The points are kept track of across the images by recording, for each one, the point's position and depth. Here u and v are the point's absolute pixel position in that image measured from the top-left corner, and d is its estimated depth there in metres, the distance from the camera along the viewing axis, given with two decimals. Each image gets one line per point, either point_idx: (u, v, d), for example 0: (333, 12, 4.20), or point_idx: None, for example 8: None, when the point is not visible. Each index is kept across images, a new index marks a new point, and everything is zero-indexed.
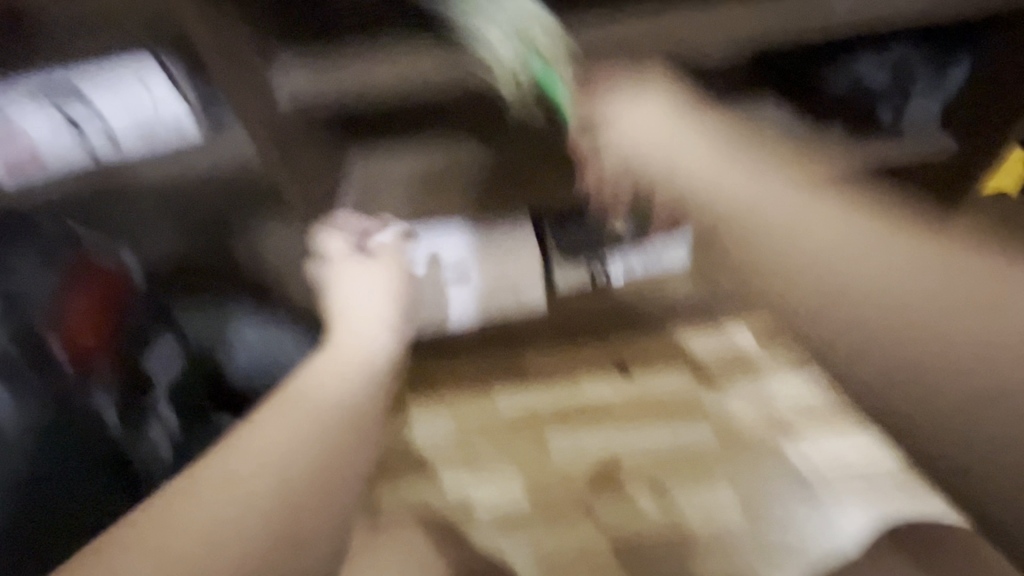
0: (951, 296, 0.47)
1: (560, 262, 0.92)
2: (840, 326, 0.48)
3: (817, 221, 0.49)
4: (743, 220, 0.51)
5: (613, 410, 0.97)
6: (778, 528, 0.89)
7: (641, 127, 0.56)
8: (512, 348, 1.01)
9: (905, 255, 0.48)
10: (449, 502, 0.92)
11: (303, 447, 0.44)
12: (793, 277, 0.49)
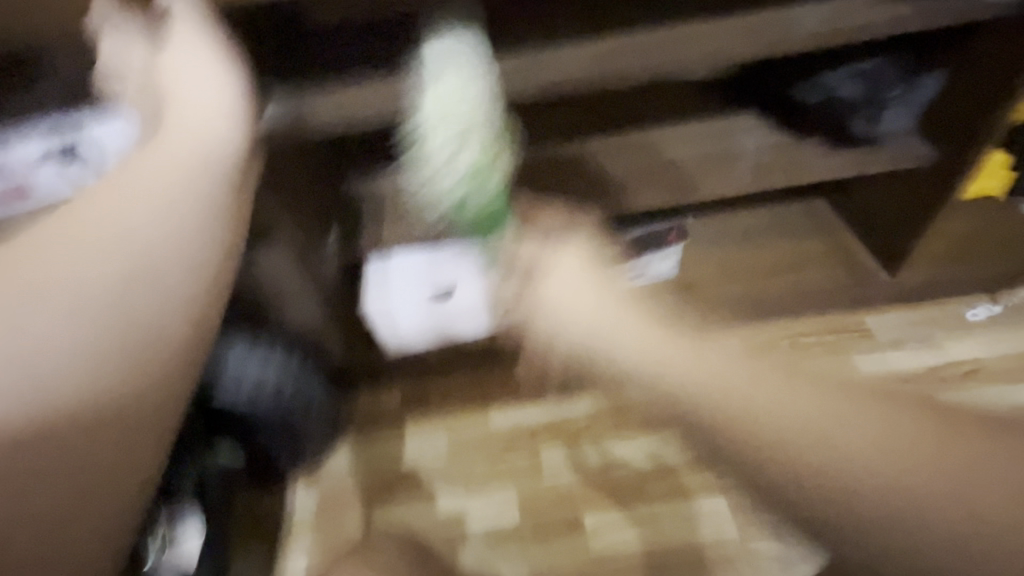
0: (914, 454, 0.40)
1: None
2: (840, 503, 0.39)
3: (761, 386, 0.44)
4: (672, 379, 0.46)
5: (606, 424, 0.98)
6: (771, 540, 0.88)
7: (558, 287, 0.53)
8: (506, 364, 1.03)
9: (846, 399, 0.43)
10: (443, 523, 0.92)
11: (114, 248, 0.48)
12: (764, 464, 0.42)
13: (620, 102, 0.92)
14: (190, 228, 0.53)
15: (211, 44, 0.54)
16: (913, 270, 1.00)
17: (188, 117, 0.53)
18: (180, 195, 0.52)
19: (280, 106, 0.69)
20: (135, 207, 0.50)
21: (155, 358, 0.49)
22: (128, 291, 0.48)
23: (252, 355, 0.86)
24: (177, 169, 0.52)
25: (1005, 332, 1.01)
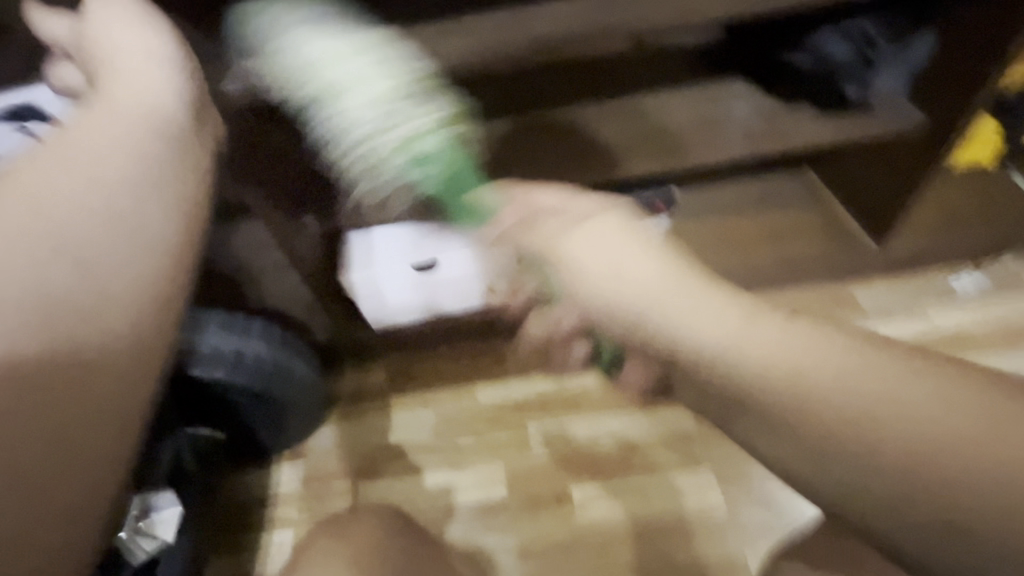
0: (1020, 426, 0.29)
1: None
2: (903, 491, 0.30)
3: (819, 358, 0.33)
4: (742, 355, 0.34)
5: (594, 397, 0.97)
6: (756, 511, 0.88)
7: (587, 245, 0.39)
8: (494, 339, 1.03)
9: (907, 371, 0.32)
10: (430, 497, 0.92)
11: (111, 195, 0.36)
12: (838, 441, 0.32)
13: (610, 68, 0.90)
14: (151, 159, 0.38)
15: (137, 1, 0.43)
16: (902, 240, 1.00)
17: (119, 94, 0.39)
18: (139, 128, 0.38)
19: (239, 75, 0.63)
20: (92, 132, 0.37)
21: (110, 328, 0.34)
22: (126, 208, 0.36)
23: (221, 328, 0.81)
24: (129, 121, 0.38)
25: (992, 301, 1.01)
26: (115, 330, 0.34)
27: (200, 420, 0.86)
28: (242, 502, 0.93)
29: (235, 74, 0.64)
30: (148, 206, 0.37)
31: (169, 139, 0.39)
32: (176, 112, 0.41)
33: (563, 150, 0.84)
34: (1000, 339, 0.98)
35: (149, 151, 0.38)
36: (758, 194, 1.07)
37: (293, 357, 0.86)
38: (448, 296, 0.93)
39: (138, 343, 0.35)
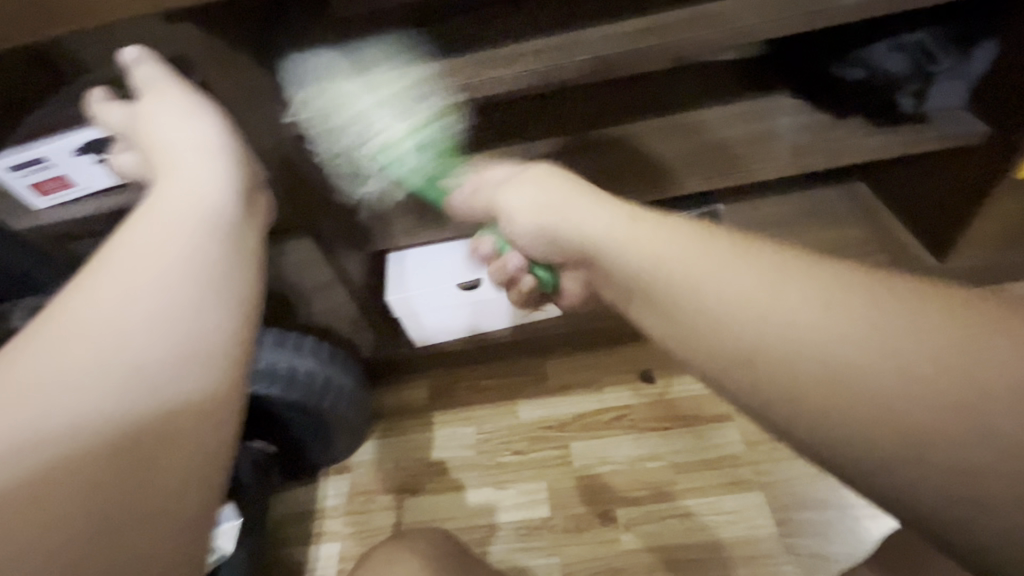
0: (944, 342, 0.35)
1: None
2: (885, 422, 0.34)
3: (797, 302, 0.38)
4: (716, 295, 0.41)
5: (637, 417, 0.96)
6: (815, 540, 0.82)
7: (520, 195, 0.56)
8: (534, 357, 1.04)
9: (863, 310, 0.37)
10: (472, 515, 0.91)
11: (166, 280, 0.31)
12: (822, 384, 0.36)
13: (650, 90, 0.90)
14: (208, 257, 0.33)
15: (193, 103, 0.45)
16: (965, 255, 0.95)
17: (169, 196, 0.36)
18: (191, 230, 0.34)
19: (293, 105, 0.68)
20: (140, 245, 0.32)
21: (167, 473, 0.28)
22: (180, 319, 0.31)
23: (277, 345, 0.85)
24: (183, 224, 0.34)
25: None
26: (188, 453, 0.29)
27: (257, 432, 0.90)
28: (292, 513, 0.96)
29: (288, 105, 0.68)
30: (197, 314, 0.31)
31: (228, 235, 0.35)
32: (231, 209, 0.37)
33: (604, 171, 0.84)
34: None
35: (207, 253, 0.33)
36: (805, 209, 1.04)
37: (342, 375, 0.88)
38: (491, 314, 0.94)
39: (203, 467, 0.30)
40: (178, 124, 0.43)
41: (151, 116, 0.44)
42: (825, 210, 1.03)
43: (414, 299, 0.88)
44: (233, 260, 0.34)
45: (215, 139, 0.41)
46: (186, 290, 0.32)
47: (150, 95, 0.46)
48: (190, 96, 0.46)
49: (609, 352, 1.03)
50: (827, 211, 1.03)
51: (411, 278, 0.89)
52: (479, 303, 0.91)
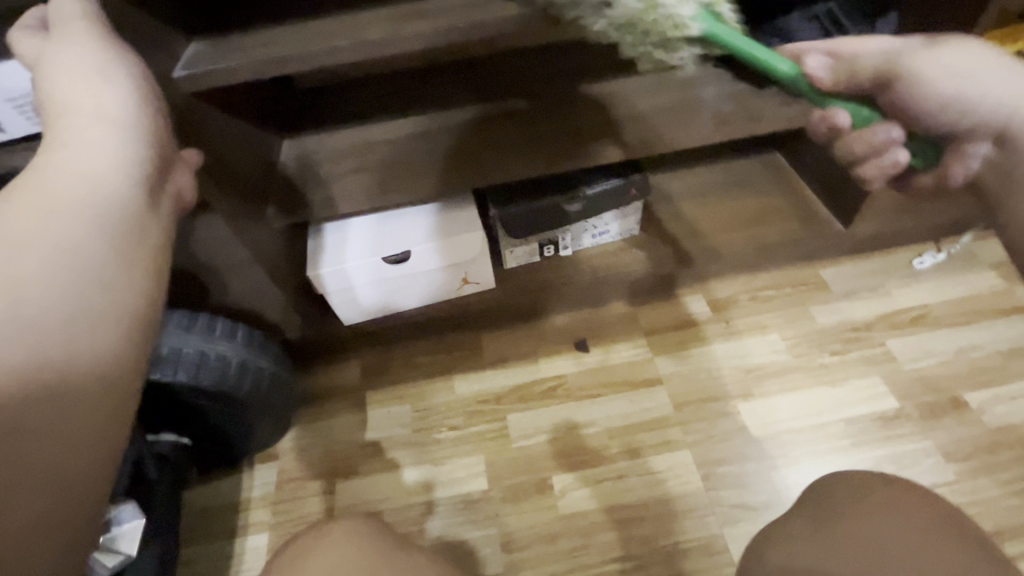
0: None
1: (509, 244, 0.94)
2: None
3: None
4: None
5: (572, 385, 0.97)
6: (735, 491, 0.86)
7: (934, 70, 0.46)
8: (469, 332, 1.03)
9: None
10: (409, 493, 0.89)
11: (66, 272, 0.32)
12: None
13: (579, 55, 0.89)
14: (89, 247, 0.34)
15: (103, 52, 0.40)
16: (866, 222, 1.01)
17: (60, 176, 0.35)
18: (79, 213, 0.34)
19: (192, 64, 0.62)
20: (19, 223, 0.32)
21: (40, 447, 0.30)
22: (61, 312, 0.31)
23: (184, 328, 0.77)
24: (71, 207, 0.34)
25: (949, 279, 1.04)
26: (61, 430, 0.31)
27: (166, 424, 0.82)
28: (214, 505, 0.90)
29: (188, 63, 0.62)
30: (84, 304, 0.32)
31: (119, 224, 0.35)
32: (126, 195, 0.36)
33: (534, 138, 0.81)
34: (960, 316, 1.00)
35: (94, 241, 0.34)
36: (729, 179, 1.07)
37: (261, 358, 0.83)
38: (419, 291, 0.92)
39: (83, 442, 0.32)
40: (85, 75, 0.38)
41: (60, 61, 0.39)
42: (747, 179, 1.07)
43: (342, 277, 0.84)
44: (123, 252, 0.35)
45: (124, 113, 0.38)
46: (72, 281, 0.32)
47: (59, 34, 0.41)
48: (102, 44, 0.41)
49: (546, 324, 1.03)
50: (749, 180, 1.07)
51: (331, 253, 0.84)
52: (409, 278, 0.88)
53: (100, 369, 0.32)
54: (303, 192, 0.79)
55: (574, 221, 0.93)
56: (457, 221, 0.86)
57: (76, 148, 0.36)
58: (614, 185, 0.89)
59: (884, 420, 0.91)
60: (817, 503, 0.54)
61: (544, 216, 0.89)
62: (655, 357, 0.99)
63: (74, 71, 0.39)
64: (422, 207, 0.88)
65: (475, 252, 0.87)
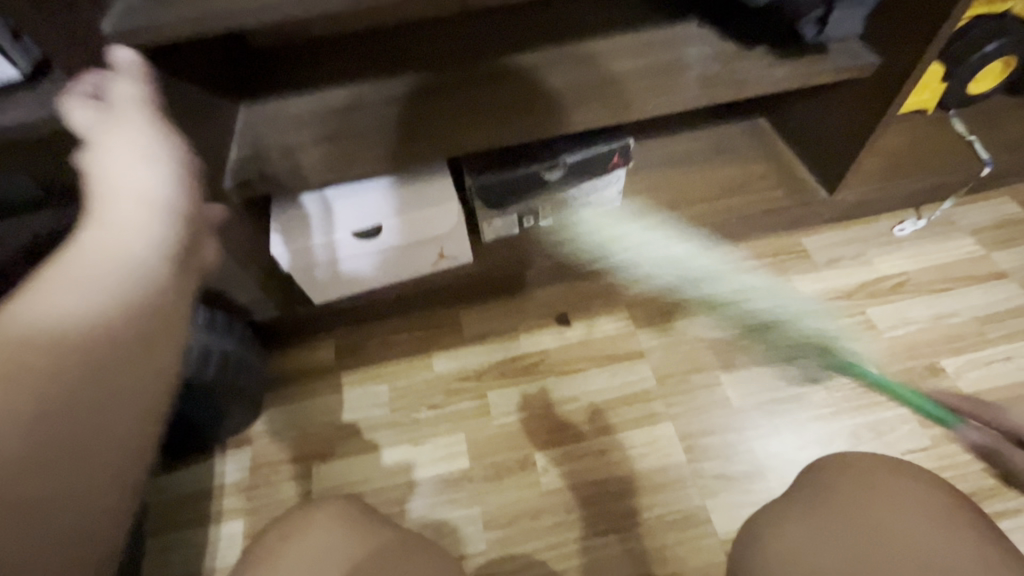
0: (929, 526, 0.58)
1: (487, 216, 0.90)
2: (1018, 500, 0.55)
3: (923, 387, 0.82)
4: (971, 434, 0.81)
5: (554, 360, 0.95)
6: (717, 462, 0.86)
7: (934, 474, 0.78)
8: (448, 308, 0.99)
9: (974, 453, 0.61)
10: (390, 474, 0.87)
11: (84, 371, 0.27)
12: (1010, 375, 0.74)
13: (557, 13, 0.83)
14: (115, 335, 0.29)
15: (157, 134, 0.39)
16: (850, 190, 0.99)
17: (81, 259, 0.31)
18: (102, 303, 0.29)
19: (122, 17, 0.55)
20: (41, 302, 0.28)
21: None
22: (92, 406, 0.27)
23: None
24: (98, 290, 0.30)
25: (928, 246, 1.04)
26: (63, 542, 0.25)
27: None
28: (184, 493, 0.87)
29: (118, 15, 0.55)
30: (116, 401, 0.28)
31: (156, 314, 0.31)
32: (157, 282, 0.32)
33: (506, 104, 0.76)
34: (938, 283, 1.01)
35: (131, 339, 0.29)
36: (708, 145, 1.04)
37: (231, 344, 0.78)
38: (393, 267, 0.87)
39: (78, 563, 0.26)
40: (135, 159, 0.36)
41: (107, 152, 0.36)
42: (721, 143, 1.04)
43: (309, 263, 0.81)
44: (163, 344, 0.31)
45: (169, 204, 0.35)
46: (112, 376, 0.28)
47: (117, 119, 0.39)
48: (156, 125, 0.39)
49: (526, 298, 1.00)
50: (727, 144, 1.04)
51: (293, 227, 0.78)
52: (381, 254, 0.83)
53: (126, 480, 0.28)
54: (260, 162, 0.73)
55: (553, 191, 0.88)
56: (431, 191, 0.81)
57: (102, 239, 0.32)
58: (597, 153, 0.84)
59: (864, 387, 0.91)
60: (815, 485, 0.53)
61: (524, 187, 0.85)
62: (639, 330, 0.97)
63: (119, 151, 0.36)
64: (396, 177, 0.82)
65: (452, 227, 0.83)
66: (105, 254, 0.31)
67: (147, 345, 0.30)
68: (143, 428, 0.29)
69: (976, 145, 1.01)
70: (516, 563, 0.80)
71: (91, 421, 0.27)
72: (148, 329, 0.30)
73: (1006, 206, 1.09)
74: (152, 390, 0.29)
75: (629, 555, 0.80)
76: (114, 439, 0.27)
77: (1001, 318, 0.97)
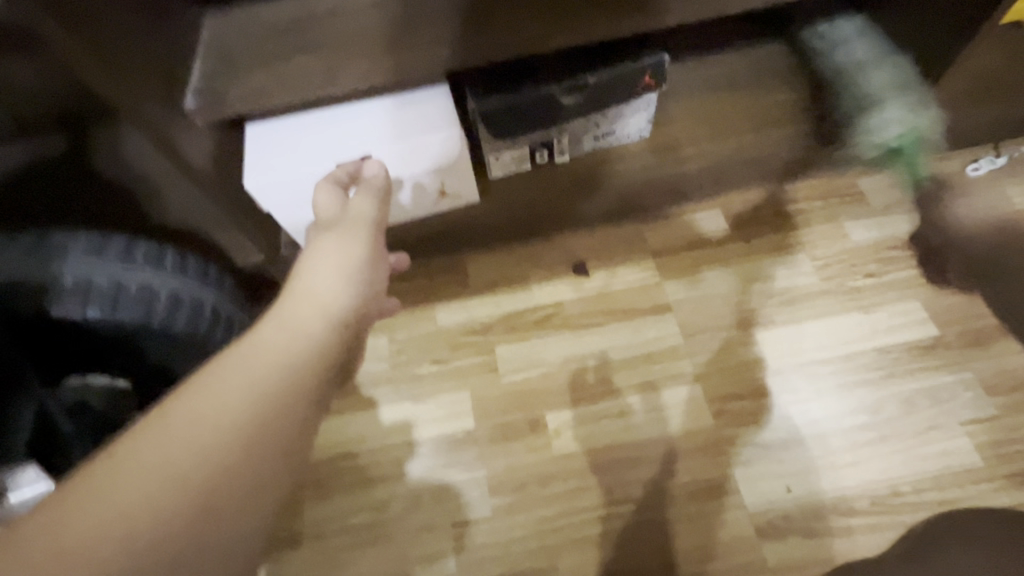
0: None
1: (493, 146, 0.78)
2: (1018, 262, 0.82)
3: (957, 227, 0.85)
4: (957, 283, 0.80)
5: (569, 313, 0.86)
6: (748, 430, 0.77)
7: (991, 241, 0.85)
8: (453, 253, 0.90)
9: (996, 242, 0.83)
10: (389, 433, 0.81)
11: (277, 370, 0.36)
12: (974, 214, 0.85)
13: None
14: (303, 354, 0.38)
15: (375, 198, 0.57)
16: (924, 119, 0.84)
17: (298, 298, 0.43)
18: (307, 332, 0.40)
19: None
20: (263, 336, 0.38)
21: (227, 514, 0.30)
22: (292, 376, 0.36)
23: (96, 254, 0.59)
24: (298, 330, 0.40)
25: (1006, 188, 0.90)
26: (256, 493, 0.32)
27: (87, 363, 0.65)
28: None
29: None
30: (301, 393, 0.36)
31: (289, 404, 0.35)
32: (301, 372, 0.37)
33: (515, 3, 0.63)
34: (1015, 230, 0.87)
35: (265, 435, 0.33)
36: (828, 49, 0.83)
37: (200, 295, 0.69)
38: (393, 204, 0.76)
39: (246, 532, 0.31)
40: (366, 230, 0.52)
41: (325, 254, 0.48)
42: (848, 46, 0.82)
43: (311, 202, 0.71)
44: (286, 429, 0.34)
45: (356, 271, 0.47)
46: (252, 440, 0.33)
47: (364, 186, 0.59)
48: (374, 201, 0.57)
49: (541, 243, 0.90)
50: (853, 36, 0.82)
51: (263, 159, 0.68)
52: None
53: (266, 489, 0.32)
54: (228, 80, 0.62)
55: (573, 117, 0.75)
56: (439, 114, 0.69)
57: (310, 291, 0.44)
58: (625, 70, 0.71)
59: (923, 349, 0.80)
60: None
61: (537, 111, 0.72)
62: (665, 282, 0.86)
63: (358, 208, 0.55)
64: (394, 97, 0.71)
65: (457, 155, 0.71)
66: (310, 301, 0.43)
67: (315, 366, 0.38)
68: (256, 511, 0.31)
69: None
70: (524, 529, 0.74)
71: (286, 403, 0.35)
72: (332, 345, 0.40)
73: None
74: (285, 463, 0.33)
75: (646, 526, 0.73)
76: (241, 494, 0.31)
77: None
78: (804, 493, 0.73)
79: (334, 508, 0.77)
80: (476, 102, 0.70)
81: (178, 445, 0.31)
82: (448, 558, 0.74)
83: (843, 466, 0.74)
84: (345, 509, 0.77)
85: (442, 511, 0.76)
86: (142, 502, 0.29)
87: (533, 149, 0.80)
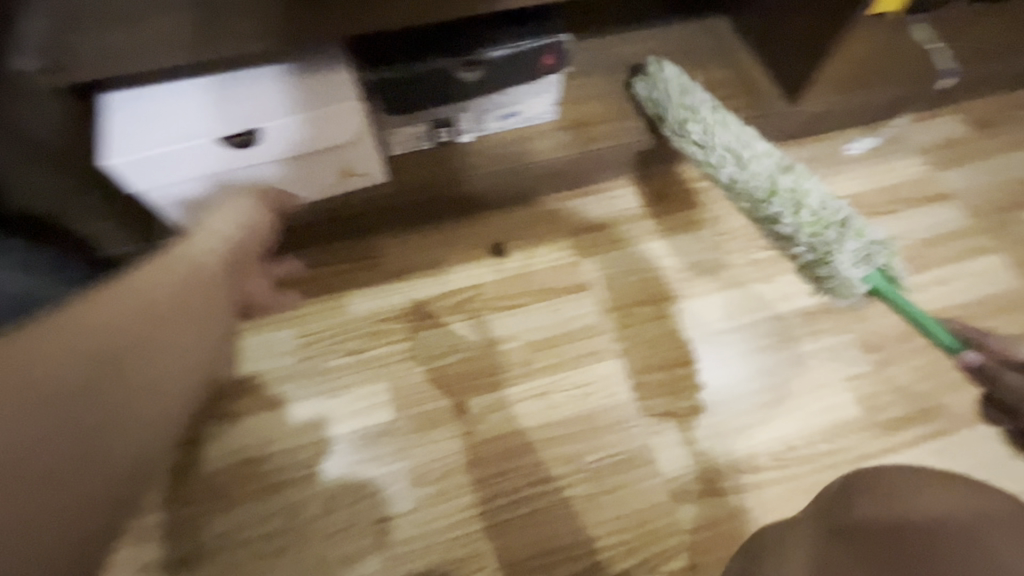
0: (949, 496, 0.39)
1: (389, 123, 0.75)
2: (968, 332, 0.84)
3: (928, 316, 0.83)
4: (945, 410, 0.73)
5: (488, 296, 0.84)
6: (663, 400, 0.80)
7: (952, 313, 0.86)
8: (364, 238, 0.85)
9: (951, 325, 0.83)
10: (300, 432, 0.75)
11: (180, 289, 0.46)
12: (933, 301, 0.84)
13: None
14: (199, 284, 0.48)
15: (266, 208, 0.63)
16: (811, 100, 0.90)
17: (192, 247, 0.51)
18: (201, 267, 0.49)
19: None
20: (166, 264, 0.47)
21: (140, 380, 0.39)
22: (188, 297, 0.46)
23: None
24: (191, 265, 0.49)
25: (878, 165, 1.00)
26: (163, 371, 0.41)
27: None
28: None
29: None
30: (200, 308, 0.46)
31: (186, 314, 0.45)
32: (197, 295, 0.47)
33: None
34: (887, 204, 0.97)
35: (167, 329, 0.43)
36: (724, 152, 0.75)
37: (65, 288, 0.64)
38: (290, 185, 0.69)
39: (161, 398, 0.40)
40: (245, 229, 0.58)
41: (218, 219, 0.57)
42: (751, 143, 0.75)
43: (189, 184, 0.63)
44: (173, 339, 0.43)
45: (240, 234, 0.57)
46: (155, 346, 0.41)
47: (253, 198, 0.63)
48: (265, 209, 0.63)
49: (457, 226, 0.88)
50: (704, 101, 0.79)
51: (126, 135, 0.58)
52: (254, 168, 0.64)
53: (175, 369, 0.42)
54: (77, 39, 0.51)
55: (472, 95, 0.73)
56: (320, 91, 0.63)
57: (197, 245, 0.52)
58: (523, 49, 0.69)
59: (813, 314, 0.87)
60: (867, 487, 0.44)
61: (429, 90, 0.70)
62: (581, 261, 0.87)
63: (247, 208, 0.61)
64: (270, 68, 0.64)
65: (352, 133, 0.65)
66: (195, 250, 0.51)
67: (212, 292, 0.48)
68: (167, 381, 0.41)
69: (935, 57, 0.93)
70: (448, 518, 0.73)
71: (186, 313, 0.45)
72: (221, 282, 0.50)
73: (951, 125, 1.04)
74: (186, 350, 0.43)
75: (571, 502, 0.74)
76: (135, 384, 0.39)
77: (947, 238, 0.95)
78: (712, 456, 0.78)
79: (240, 518, 0.71)
80: (364, 76, 0.66)
81: (98, 322, 0.39)
82: (370, 556, 0.70)
83: (747, 428, 0.80)
84: (253, 518, 0.71)
85: (360, 510, 0.72)
86: (62, 381, 0.35)
87: (434, 128, 0.78)
